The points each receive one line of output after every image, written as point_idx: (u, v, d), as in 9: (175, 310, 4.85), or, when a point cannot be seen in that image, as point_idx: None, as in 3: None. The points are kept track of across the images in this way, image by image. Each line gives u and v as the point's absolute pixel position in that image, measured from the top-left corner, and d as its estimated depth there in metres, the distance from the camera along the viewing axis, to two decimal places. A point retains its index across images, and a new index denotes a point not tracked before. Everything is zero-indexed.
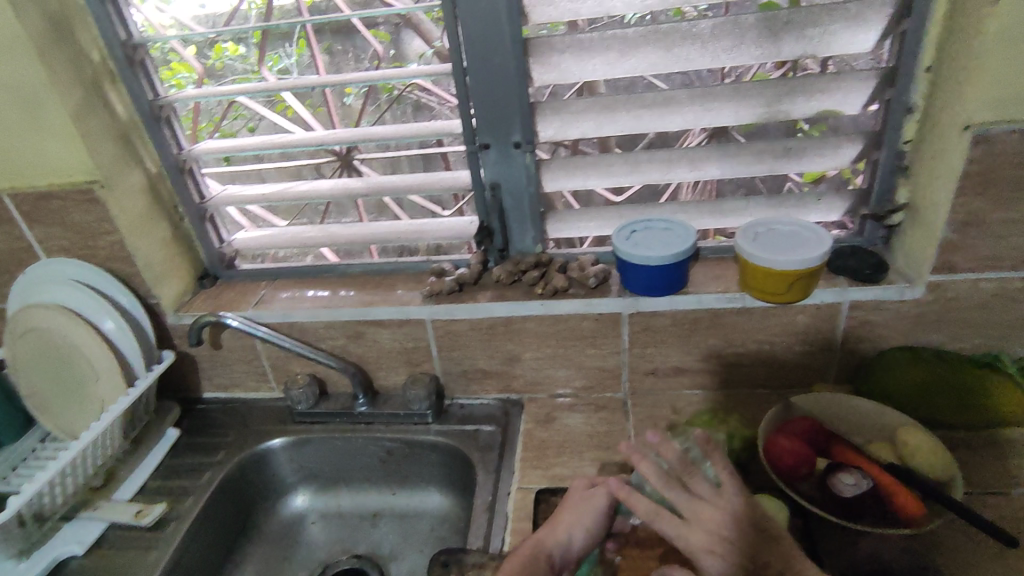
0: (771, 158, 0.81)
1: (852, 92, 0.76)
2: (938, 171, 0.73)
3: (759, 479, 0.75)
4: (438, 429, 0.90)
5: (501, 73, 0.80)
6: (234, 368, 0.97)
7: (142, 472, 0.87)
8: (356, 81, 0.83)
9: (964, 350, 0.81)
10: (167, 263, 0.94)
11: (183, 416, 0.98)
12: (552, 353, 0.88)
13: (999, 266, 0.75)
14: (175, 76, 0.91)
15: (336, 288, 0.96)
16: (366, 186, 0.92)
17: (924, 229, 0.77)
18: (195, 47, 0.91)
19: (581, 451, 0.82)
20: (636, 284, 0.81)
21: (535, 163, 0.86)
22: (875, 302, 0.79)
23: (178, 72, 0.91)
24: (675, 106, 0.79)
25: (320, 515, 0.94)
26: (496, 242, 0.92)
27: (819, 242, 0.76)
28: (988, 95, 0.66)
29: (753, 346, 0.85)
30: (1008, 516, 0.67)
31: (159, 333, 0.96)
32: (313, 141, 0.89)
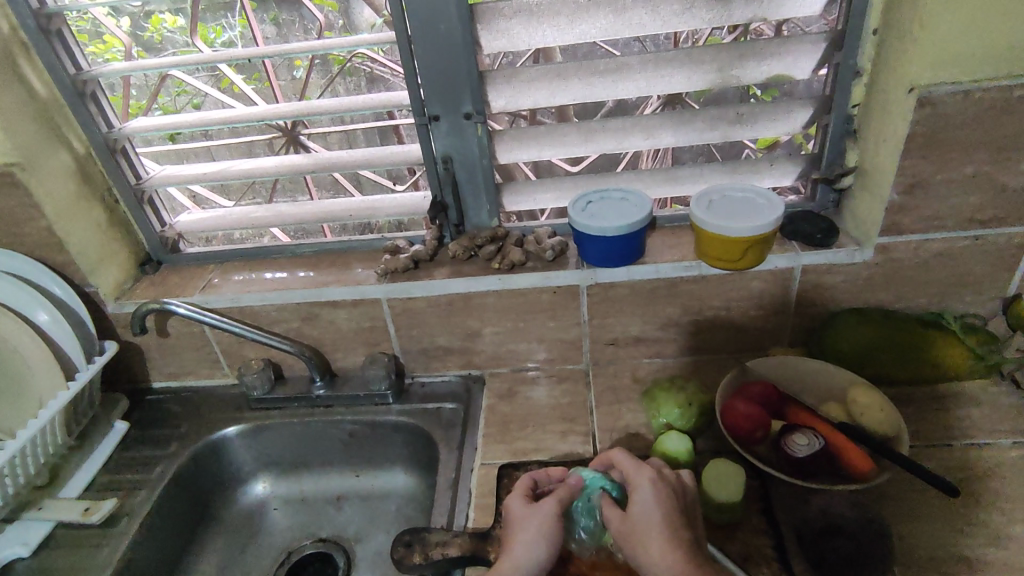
0: (725, 125, 0.81)
1: (803, 56, 0.76)
2: (886, 135, 0.74)
3: (717, 444, 0.76)
4: (399, 408, 0.89)
5: (448, 40, 0.76)
6: (183, 356, 0.94)
7: (90, 468, 0.84)
8: (296, 51, 0.79)
9: (910, 308, 0.83)
10: (103, 249, 0.89)
11: (132, 408, 0.95)
12: (512, 327, 0.88)
13: (942, 226, 0.76)
14: (109, 50, 0.87)
15: (288, 269, 0.93)
16: (314, 162, 0.89)
17: (872, 192, 0.78)
18: (129, 17, 0.85)
19: (543, 424, 0.82)
20: (592, 255, 0.80)
21: (488, 134, 0.84)
22: (826, 265, 0.81)
23: (111, 46, 0.87)
24: (627, 73, 0.78)
25: (282, 501, 0.92)
26: (451, 216, 0.90)
27: (772, 208, 0.76)
28: (935, 57, 0.66)
29: (710, 313, 0.85)
30: (949, 466, 0.70)
31: (100, 323, 0.92)
32: (255, 117, 0.84)
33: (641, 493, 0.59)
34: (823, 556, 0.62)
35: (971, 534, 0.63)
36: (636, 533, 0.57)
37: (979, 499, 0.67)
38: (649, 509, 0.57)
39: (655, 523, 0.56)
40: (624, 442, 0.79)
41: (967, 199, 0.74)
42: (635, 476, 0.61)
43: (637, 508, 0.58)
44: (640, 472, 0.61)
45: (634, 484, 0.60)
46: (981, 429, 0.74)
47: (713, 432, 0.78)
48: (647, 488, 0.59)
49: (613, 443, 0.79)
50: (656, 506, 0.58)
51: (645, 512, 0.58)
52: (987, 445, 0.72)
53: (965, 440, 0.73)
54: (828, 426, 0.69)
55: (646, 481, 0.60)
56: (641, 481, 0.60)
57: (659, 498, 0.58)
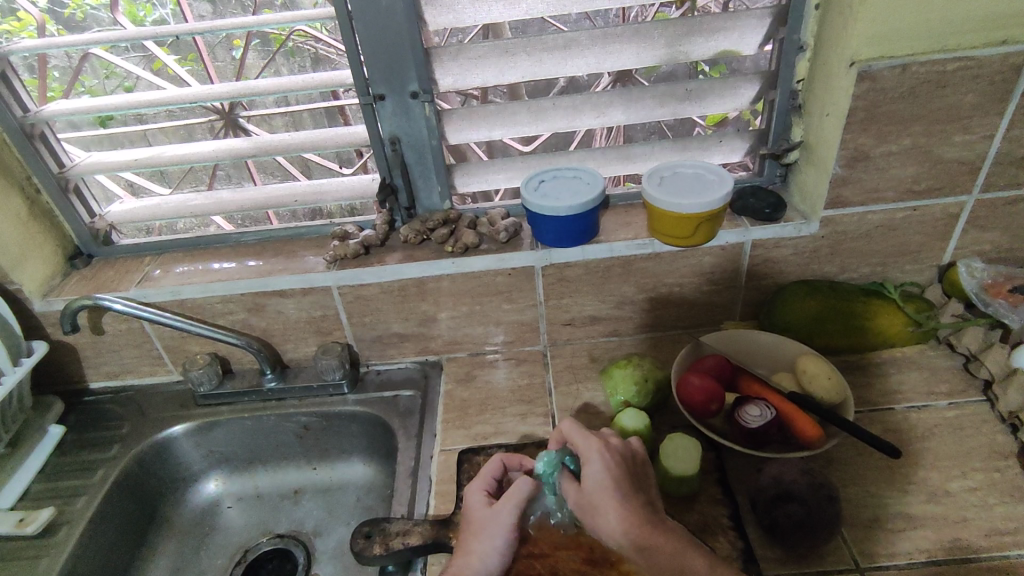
0: (674, 102, 0.81)
1: (748, 32, 0.76)
2: (828, 110, 0.75)
3: (674, 418, 0.78)
4: (355, 398, 0.87)
5: (390, 15, 0.73)
6: (122, 354, 0.89)
7: (23, 476, 0.79)
8: (228, 27, 0.74)
9: (854, 279, 0.86)
10: (25, 243, 0.83)
11: (68, 411, 0.89)
12: (468, 311, 0.86)
13: (882, 198, 0.79)
14: (26, 28, 0.80)
15: (232, 258, 0.88)
16: (254, 146, 0.85)
17: (817, 167, 0.79)
18: None
19: (503, 407, 0.82)
20: (547, 235, 0.80)
21: (435, 114, 0.81)
22: (775, 240, 0.82)
23: (26, 24, 0.80)
24: (577, 50, 0.76)
25: (237, 499, 0.89)
26: (401, 201, 0.88)
27: (721, 184, 0.77)
28: (873, 31, 0.67)
29: (665, 290, 0.86)
30: (892, 429, 0.73)
31: (28, 323, 0.86)
32: (186, 98, 0.79)
33: (592, 465, 0.58)
34: (775, 521, 0.62)
35: (912, 492, 0.66)
36: (591, 506, 0.57)
37: (919, 458, 0.70)
38: (601, 481, 0.57)
39: (608, 494, 0.56)
40: (583, 421, 0.79)
41: (906, 171, 0.77)
42: (584, 446, 0.60)
43: (588, 482, 0.58)
44: (588, 443, 0.60)
45: (583, 456, 0.60)
46: (921, 392, 0.77)
47: (669, 407, 0.79)
48: (596, 459, 0.59)
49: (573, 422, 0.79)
50: (607, 477, 0.57)
51: (597, 484, 0.57)
52: (925, 406, 0.76)
53: (905, 403, 0.76)
54: (779, 396, 0.71)
55: (594, 452, 0.59)
56: (590, 452, 0.59)
57: (609, 468, 0.58)
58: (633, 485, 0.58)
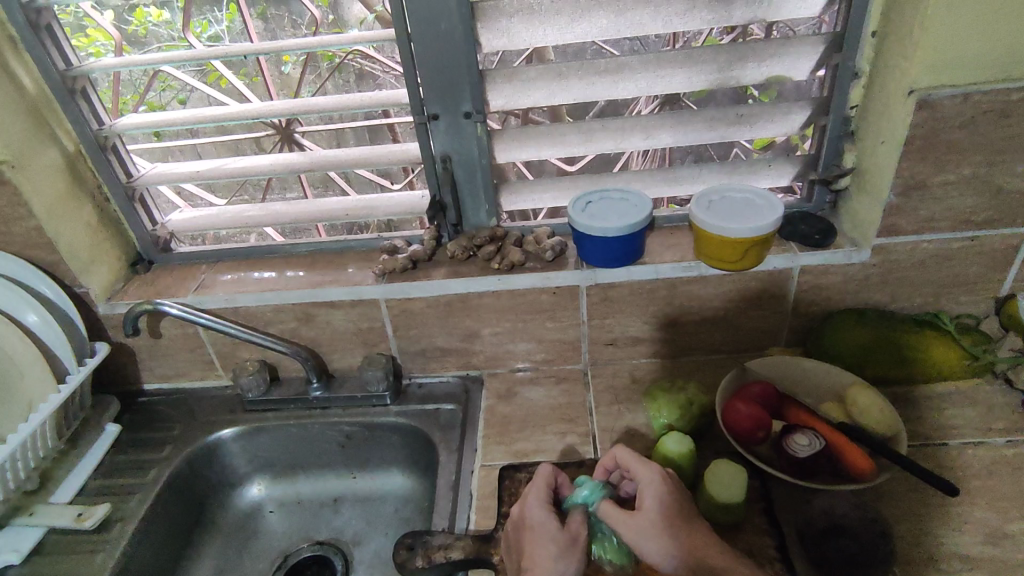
0: (723, 126, 0.81)
1: (801, 58, 0.76)
2: (883, 137, 0.74)
3: (718, 444, 0.77)
4: (397, 410, 0.88)
5: (447, 38, 0.76)
6: (176, 357, 0.92)
7: (81, 472, 0.82)
8: (293, 48, 0.78)
9: (905, 309, 0.84)
10: (93, 249, 0.87)
11: (124, 410, 0.93)
12: (511, 328, 0.87)
13: (938, 227, 0.77)
14: (93, 44, 0.85)
15: (283, 268, 0.91)
16: (309, 161, 0.88)
17: (869, 194, 0.78)
18: (113, 12, 0.84)
19: (543, 425, 0.82)
20: (593, 255, 0.80)
21: (487, 134, 0.83)
22: (824, 266, 0.81)
23: (96, 39, 0.84)
24: (627, 73, 0.77)
25: (278, 504, 0.91)
26: (449, 217, 0.89)
27: (771, 208, 0.76)
28: (933, 59, 0.67)
29: (709, 313, 0.86)
30: (946, 465, 0.71)
31: (91, 325, 0.90)
32: (249, 114, 0.83)
33: (651, 487, 0.60)
34: (824, 555, 0.63)
35: (969, 532, 0.64)
36: (647, 531, 0.57)
37: (976, 497, 0.67)
38: (661, 505, 0.58)
39: (667, 516, 0.58)
40: (624, 442, 0.79)
41: (964, 201, 0.75)
42: (643, 471, 0.61)
43: (646, 504, 0.59)
44: (647, 468, 0.61)
45: (641, 479, 0.61)
46: (976, 428, 0.75)
47: (713, 433, 0.79)
48: (656, 483, 0.60)
49: (614, 444, 0.79)
50: (667, 501, 0.59)
51: (655, 507, 0.58)
52: (982, 443, 0.73)
53: (960, 439, 0.74)
54: (828, 425, 0.70)
55: (654, 476, 0.60)
56: (649, 476, 0.61)
57: (668, 492, 0.60)
58: (689, 512, 0.59)
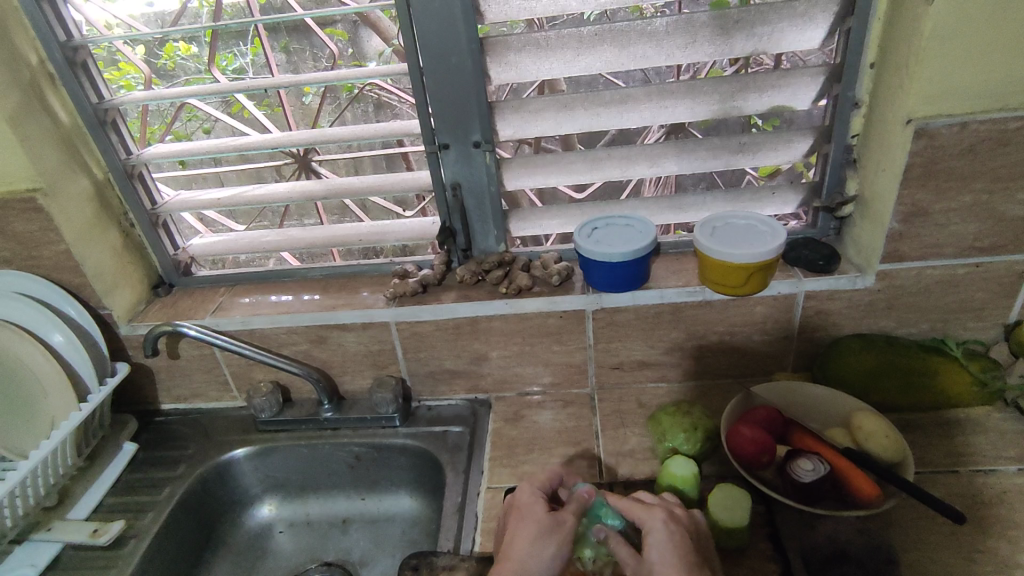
0: (726, 154, 0.83)
1: (802, 88, 0.79)
2: (883, 165, 0.76)
3: (723, 469, 0.77)
4: (406, 431, 0.89)
5: (458, 73, 0.79)
6: (193, 378, 0.95)
7: (98, 489, 0.84)
8: (312, 81, 0.82)
9: (912, 335, 0.84)
10: (118, 273, 0.91)
11: (141, 430, 0.95)
12: (518, 351, 0.89)
13: (942, 254, 0.78)
14: (123, 77, 0.89)
15: (298, 292, 0.94)
16: (325, 188, 0.91)
17: (872, 221, 0.79)
18: (144, 47, 0.89)
19: (549, 448, 0.83)
20: (599, 280, 0.82)
21: (495, 162, 0.86)
22: (829, 292, 0.82)
23: (126, 72, 0.89)
24: (632, 104, 0.80)
25: (288, 524, 0.92)
26: (459, 242, 0.92)
27: (774, 235, 0.78)
28: (931, 91, 0.68)
29: (715, 338, 0.86)
30: (956, 493, 0.70)
31: (112, 345, 0.93)
32: (269, 144, 0.87)
33: (655, 535, 0.59)
34: None
35: (979, 562, 0.63)
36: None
37: (986, 526, 0.67)
38: (665, 553, 0.58)
39: (671, 564, 0.57)
40: (629, 466, 0.79)
41: (966, 228, 0.76)
42: (647, 518, 0.61)
43: (650, 553, 0.58)
44: (651, 514, 0.61)
45: (647, 526, 0.61)
46: (986, 456, 0.74)
47: (719, 458, 0.79)
48: (660, 530, 0.60)
49: (619, 468, 0.79)
50: (671, 548, 0.58)
51: (660, 556, 0.58)
52: (993, 471, 0.73)
53: (970, 467, 0.73)
54: (833, 450, 0.70)
55: (658, 522, 0.60)
56: (654, 522, 0.61)
57: (673, 539, 0.59)
58: (697, 560, 0.58)
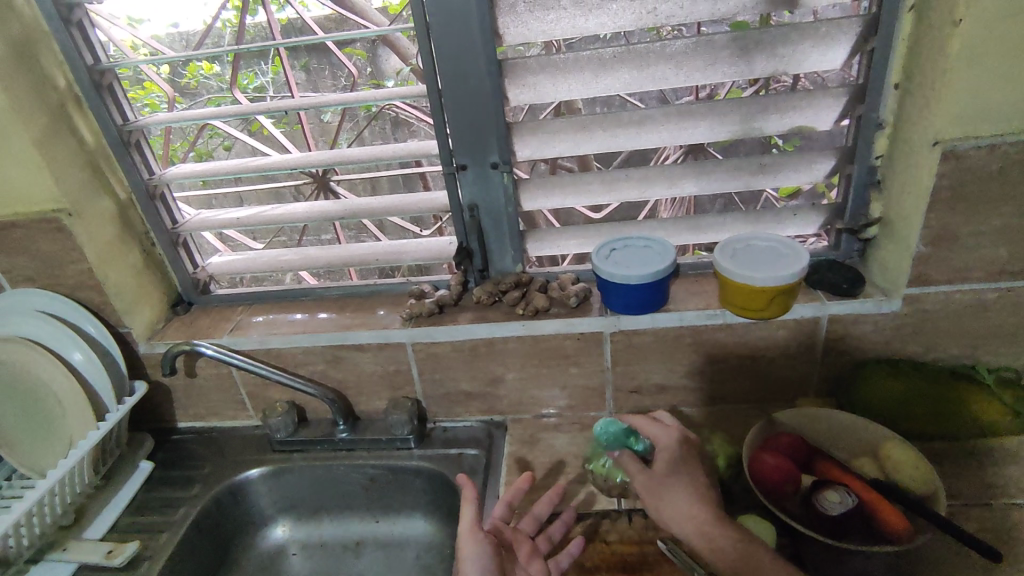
0: (747, 174, 0.82)
1: (824, 109, 0.77)
2: (910, 187, 0.74)
3: (745, 498, 0.75)
4: (421, 453, 0.88)
5: (476, 94, 0.79)
6: (210, 397, 0.95)
7: (113, 509, 0.84)
8: (331, 103, 0.82)
9: (941, 360, 0.81)
10: (138, 292, 0.92)
11: (157, 448, 0.96)
12: (535, 373, 0.88)
13: (971, 277, 0.76)
14: (148, 95, 0.90)
15: (316, 311, 0.94)
16: (343, 208, 0.91)
17: (898, 243, 0.78)
18: (168, 67, 0.90)
19: (566, 473, 0.81)
20: (617, 302, 0.81)
21: (513, 183, 0.85)
22: (854, 316, 0.80)
23: (151, 91, 0.90)
24: (651, 125, 0.79)
25: (301, 546, 0.91)
26: (476, 263, 0.91)
27: (797, 258, 0.76)
28: (959, 112, 0.67)
29: (735, 361, 0.85)
30: (990, 527, 0.68)
31: (131, 363, 0.94)
32: (289, 164, 0.87)
33: (666, 447, 0.65)
34: None
35: None
36: (661, 493, 0.64)
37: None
38: (674, 466, 0.64)
39: (680, 474, 0.64)
40: None
41: (997, 251, 0.74)
42: (658, 434, 0.67)
43: (660, 463, 0.65)
44: (663, 432, 0.66)
45: (658, 440, 0.66)
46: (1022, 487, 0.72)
47: (741, 486, 0.76)
48: (670, 444, 0.65)
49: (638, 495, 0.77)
50: (679, 459, 0.65)
51: (669, 466, 0.64)
52: None
53: (1005, 500, 0.70)
54: (861, 482, 0.67)
55: (668, 438, 0.66)
56: (664, 438, 0.66)
57: (681, 452, 0.65)
58: (700, 472, 0.65)
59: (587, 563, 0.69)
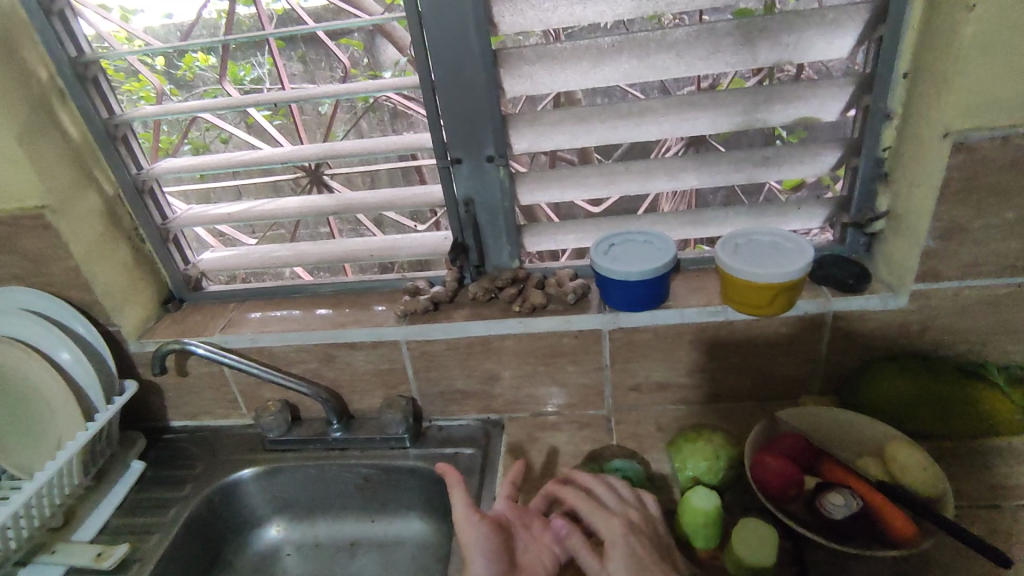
0: (750, 167, 0.80)
1: (830, 99, 0.75)
2: (919, 180, 0.72)
3: (747, 500, 0.73)
4: (416, 453, 0.87)
5: (471, 85, 0.77)
6: (202, 395, 0.93)
7: (103, 510, 0.83)
8: (322, 95, 0.80)
9: (948, 357, 0.79)
10: (128, 289, 0.90)
11: (149, 447, 0.94)
12: (532, 371, 0.86)
13: (981, 273, 0.73)
14: (143, 87, 0.89)
15: (309, 308, 0.93)
16: (335, 203, 0.89)
17: (906, 238, 0.75)
18: (164, 57, 0.88)
19: (564, 473, 0.80)
20: (616, 299, 0.79)
21: (509, 177, 0.83)
22: (859, 312, 0.78)
23: (147, 84, 0.89)
24: (651, 117, 0.77)
25: (296, 546, 0.90)
26: (472, 258, 0.89)
27: (801, 253, 0.74)
28: (970, 102, 0.64)
29: (737, 359, 0.83)
30: (998, 530, 0.66)
31: (121, 362, 0.92)
32: (280, 158, 0.85)
33: (584, 496, 0.66)
34: None
35: None
36: (575, 532, 0.63)
37: None
38: (593, 508, 0.65)
39: (591, 515, 0.64)
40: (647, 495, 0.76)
41: (1008, 246, 0.71)
42: (583, 482, 0.68)
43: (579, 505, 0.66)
44: (590, 481, 0.68)
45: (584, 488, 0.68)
46: None
47: (743, 487, 0.75)
48: (597, 492, 0.67)
49: None
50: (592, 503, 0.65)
51: (591, 509, 0.65)
52: None
53: (1015, 502, 0.69)
54: (866, 484, 0.66)
55: (587, 487, 0.67)
56: (590, 486, 0.67)
57: (599, 498, 0.66)
58: (627, 518, 0.64)
59: (584, 567, 0.68)
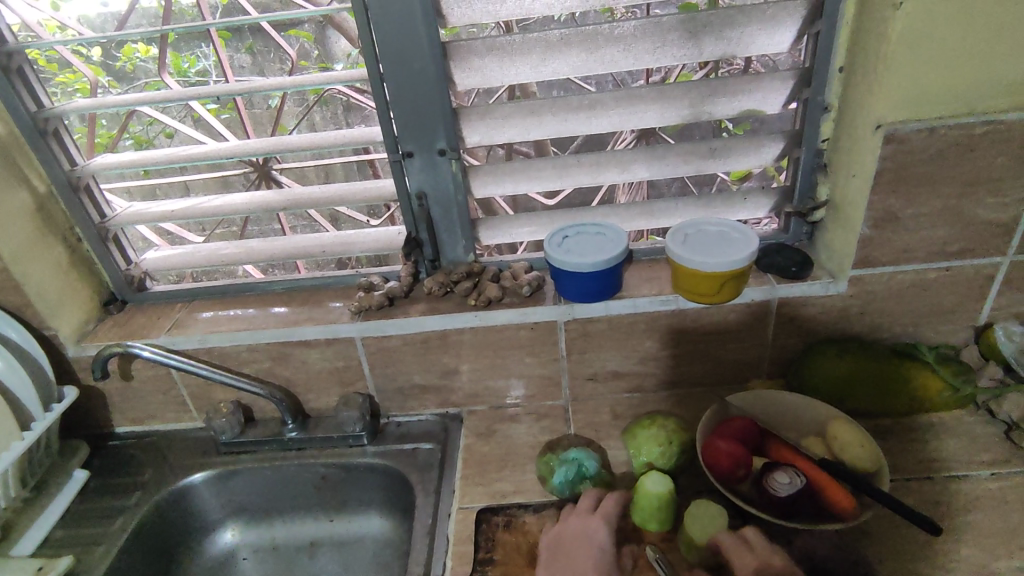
0: (698, 159, 0.81)
1: (772, 92, 0.77)
2: (855, 170, 0.75)
3: (698, 482, 0.75)
4: (374, 450, 0.86)
5: (420, 77, 0.76)
6: (149, 400, 0.90)
7: (44, 522, 0.79)
8: (263, 88, 0.77)
9: (885, 339, 0.83)
10: (64, 292, 0.86)
11: (94, 455, 0.91)
12: (489, 364, 0.86)
13: (913, 258, 0.77)
14: (78, 80, 0.85)
15: (261, 306, 0.90)
16: (284, 198, 0.87)
17: (844, 226, 0.79)
18: (101, 47, 0.85)
19: (523, 464, 0.81)
20: (570, 290, 0.80)
21: (462, 171, 0.83)
22: (802, 298, 0.81)
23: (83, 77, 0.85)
24: (601, 110, 0.78)
25: (253, 550, 0.88)
26: (426, 253, 0.89)
27: (747, 242, 0.76)
28: (899, 95, 0.67)
29: (689, 346, 0.85)
30: (931, 501, 0.70)
31: (59, 367, 0.88)
32: (224, 152, 0.82)
33: None
34: None
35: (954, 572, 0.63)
36: None
37: (961, 533, 0.66)
38: None
39: None
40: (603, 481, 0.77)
41: (937, 232, 0.75)
42: None
43: None
44: None
45: None
46: (961, 460, 0.74)
47: (694, 470, 0.77)
48: None
49: None
50: None
51: None
52: (967, 476, 0.72)
53: (946, 473, 0.73)
54: (810, 462, 0.69)
55: None
56: None
57: None
58: None
59: None
